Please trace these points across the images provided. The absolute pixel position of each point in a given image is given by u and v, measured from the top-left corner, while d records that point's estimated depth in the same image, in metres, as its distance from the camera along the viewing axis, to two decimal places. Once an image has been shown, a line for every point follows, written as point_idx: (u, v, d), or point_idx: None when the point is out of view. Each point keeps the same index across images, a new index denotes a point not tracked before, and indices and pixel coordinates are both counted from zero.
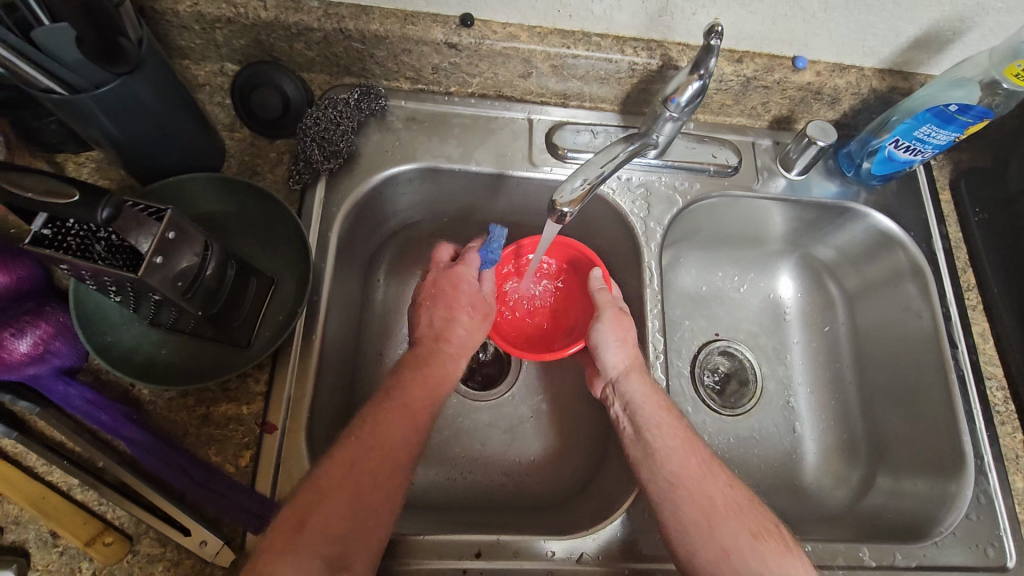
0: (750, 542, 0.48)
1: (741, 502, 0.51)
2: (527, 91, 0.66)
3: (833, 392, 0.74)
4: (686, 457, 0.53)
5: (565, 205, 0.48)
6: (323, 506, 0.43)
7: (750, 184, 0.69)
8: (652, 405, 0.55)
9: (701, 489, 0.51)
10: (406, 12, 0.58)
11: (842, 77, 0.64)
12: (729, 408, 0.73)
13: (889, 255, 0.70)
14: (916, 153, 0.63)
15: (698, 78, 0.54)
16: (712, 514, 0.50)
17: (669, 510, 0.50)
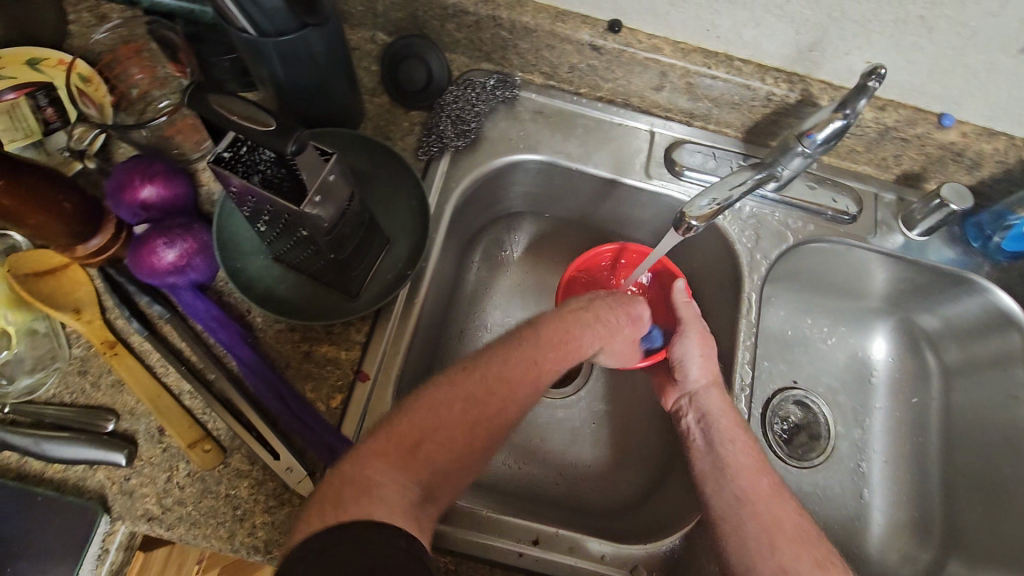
0: (811, 569, 0.48)
1: (808, 531, 0.50)
2: (656, 104, 0.67)
3: (912, 467, 0.70)
4: (756, 479, 0.53)
5: (693, 220, 0.48)
6: (436, 436, 0.45)
7: (866, 235, 0.66)
8: (727, 421, 0.56)
9: (764, 509, 0.51)
10: (558, 10, 0.60)
11: (990, 143, 0.61)
12: (798, 459, 0.71)
13: (1001, 337, 0.65)
14: None
15: (843, 117, 0.53)
16: (774, 536, 0.49)
17: (731, 524, 0.51)
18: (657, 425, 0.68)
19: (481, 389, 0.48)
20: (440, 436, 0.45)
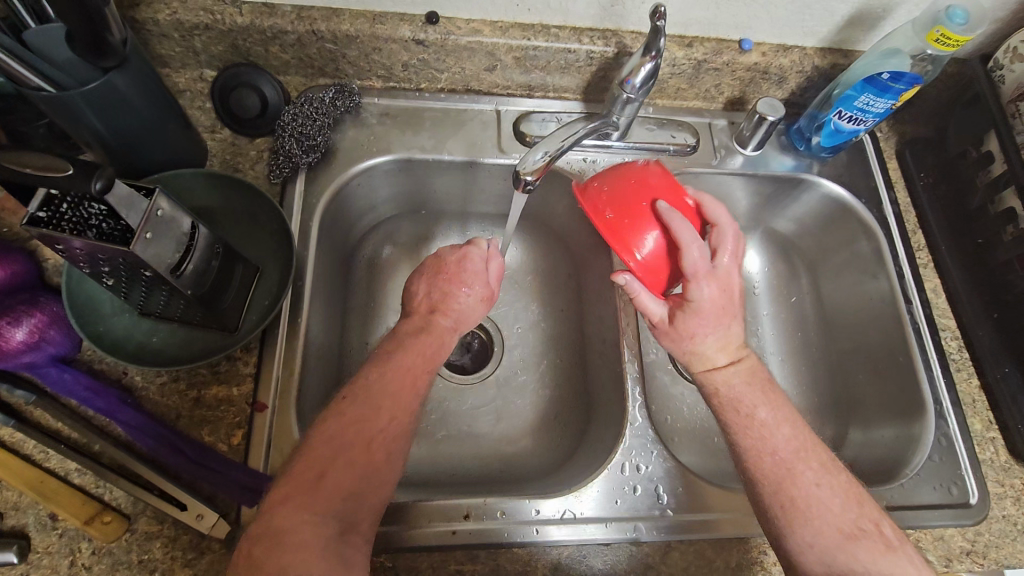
0: (839, 542, 0.48)
1: (835, 502, 0.49)
2: (494, 84, 0.70)
3: (803, 359, 0.77)
4: (772, 453, 0.51)
5: (529, 175, 0.51)
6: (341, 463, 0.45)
7: (709, 161, 0.73)
8: (747, 396, 0.53)
9: (790, 486, 0.50)
10: (375, 13, 0.62)
11: (786, 57, 0.69)
12: None
13: (843, 222, 0.74)
14: (859, 123, 0.67)
15: (650, 60, 0.58)
16: (802, 512, 0.49)
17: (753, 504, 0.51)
18: (571, 382, 0.71)
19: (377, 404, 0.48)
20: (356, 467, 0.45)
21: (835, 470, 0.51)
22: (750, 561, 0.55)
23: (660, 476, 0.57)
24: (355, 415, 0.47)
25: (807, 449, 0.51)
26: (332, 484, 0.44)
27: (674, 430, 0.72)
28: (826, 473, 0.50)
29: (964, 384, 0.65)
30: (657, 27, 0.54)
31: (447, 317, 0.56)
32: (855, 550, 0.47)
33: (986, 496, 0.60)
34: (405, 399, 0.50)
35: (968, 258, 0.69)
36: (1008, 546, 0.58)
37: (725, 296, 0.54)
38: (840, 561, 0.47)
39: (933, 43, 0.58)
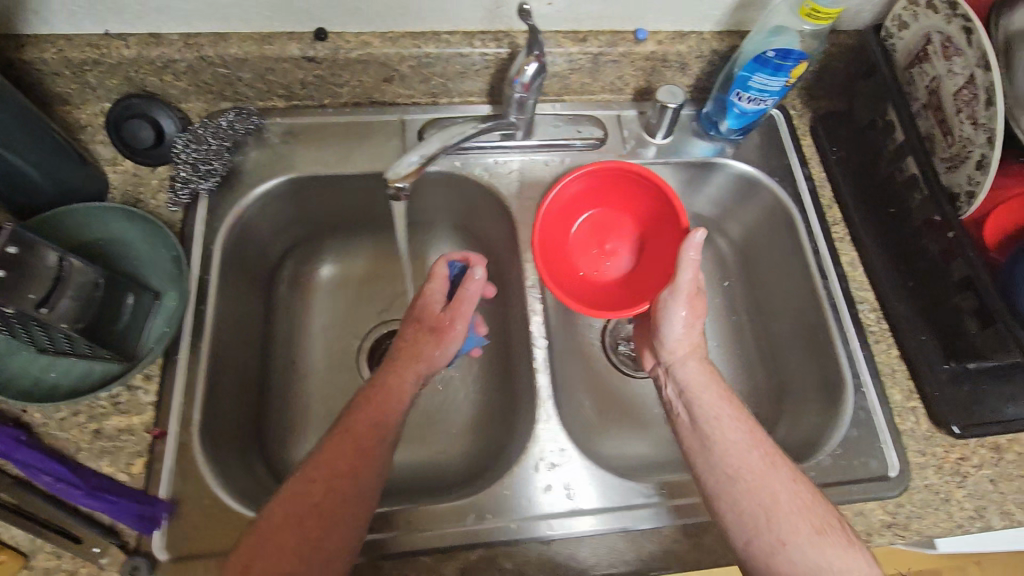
0: (810, 537, 0.49)
1: (803, 498, 0.51)
2: (397, 95, 0.70)
3: (737, 341, 0.75)
4: (745, 453, 0.53)
5: (399, 181, 0.55)
6: (321, 507, 0.47)
7: (617, 151, 0.73)
8: (718, 398, 0.57)
9: (763, 488, 0.51)
10: (262, 34, 0.62)
11: (683, 44, 0.69)
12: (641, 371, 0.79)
13: (760, 202, 0.75)
14: (759, 103, 0.67)
15: (534, 59, 0.59)
16: (777, 510, 0.50)
17: (725, 503, 0.52)
18: (497, 384, 0.71)
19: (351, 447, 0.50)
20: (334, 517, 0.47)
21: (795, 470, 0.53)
22: (661, 550, 0.55)
23: (572, 474, 0.58)
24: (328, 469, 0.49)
25: (769, 450, 0.53)
26: (303, 526, 0.46)
27: (603, 422, 0.74)
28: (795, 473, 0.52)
29: (883, 355, 0.65)
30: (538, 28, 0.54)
31: (415, 364, 0.58)
32: (827, 547, 0.48)
33: (905, 467, 0.60)
34: (375, 439, 0.52)
35: (881, 229, 0.69)
36: (929, 515, 0.58)
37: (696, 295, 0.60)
38: (816, 562, 0.48)
39: (809, 18, 0.57)
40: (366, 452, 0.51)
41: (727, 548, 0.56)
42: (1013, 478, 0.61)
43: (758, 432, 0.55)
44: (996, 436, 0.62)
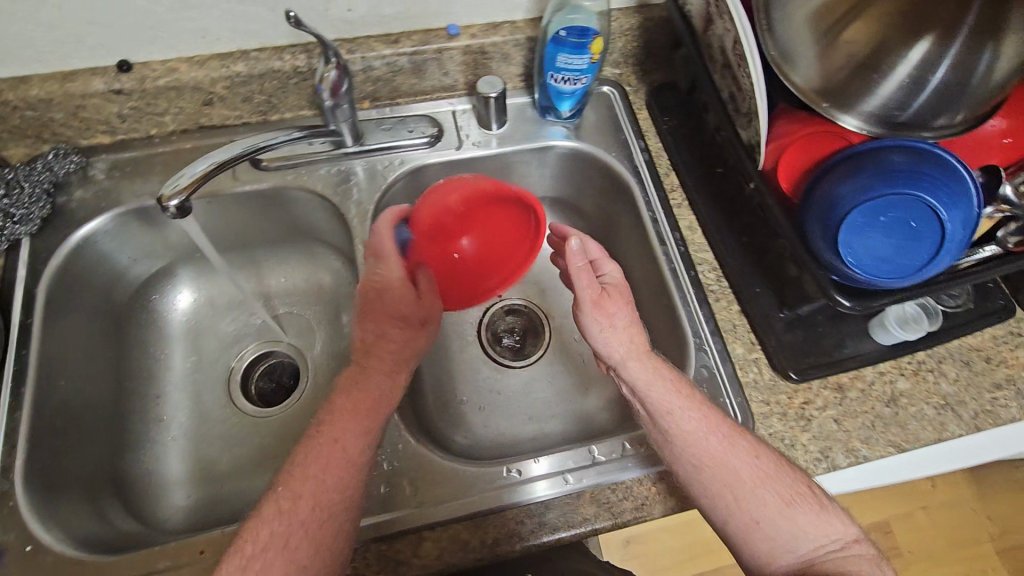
0: (780, 511, 0.51)
1: (768, 472, 0.52)
2: (224, 117, 0.71)
3: None
4: (707, 440, 0.52)
5: (172, 197, 0.52)
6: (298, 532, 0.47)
7: (448, 147, 0.73)
8: (670, 388, 0.54)
9: (731, 473, 0.51)
10: (64, 73, 0.63)
11: (497, 34, 0.70)
12: (523, 360, 0.79)
13: (604, 179, 0.76)
14: (575, 83, 0.68)
15: (333, 66, 0.60)
16: (746, 489, 0.51)
17: (699, 491, 0.52)
18: None
19: (326, 464, 0.49)
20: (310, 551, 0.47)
21: (756, 443, 0.53)
22: (505, 535, 0.54)
23: (410, 470, 0.56)
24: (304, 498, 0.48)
25: (728, 429, 0.53)
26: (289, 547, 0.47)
27: (479, 413, 0.74)
28: (757, 447, 0.53)
29: (724, 312, 0.66)
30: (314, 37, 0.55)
31: (379, 363, 0.54)
32: (798, 515, 0.50)
33: (748, 418, 0.60)
34: (338, 451, 0.50)
35: (713, 190, 0.70)
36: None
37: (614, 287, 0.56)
38: (787, 532, 0.50)
39: None
40: (342, 468, 0.50)
41: (571, 524, 0.55)
42: (857, 415, 0.62)
43: (712, 417, 0.54)
44: (839, 376, 0.63)
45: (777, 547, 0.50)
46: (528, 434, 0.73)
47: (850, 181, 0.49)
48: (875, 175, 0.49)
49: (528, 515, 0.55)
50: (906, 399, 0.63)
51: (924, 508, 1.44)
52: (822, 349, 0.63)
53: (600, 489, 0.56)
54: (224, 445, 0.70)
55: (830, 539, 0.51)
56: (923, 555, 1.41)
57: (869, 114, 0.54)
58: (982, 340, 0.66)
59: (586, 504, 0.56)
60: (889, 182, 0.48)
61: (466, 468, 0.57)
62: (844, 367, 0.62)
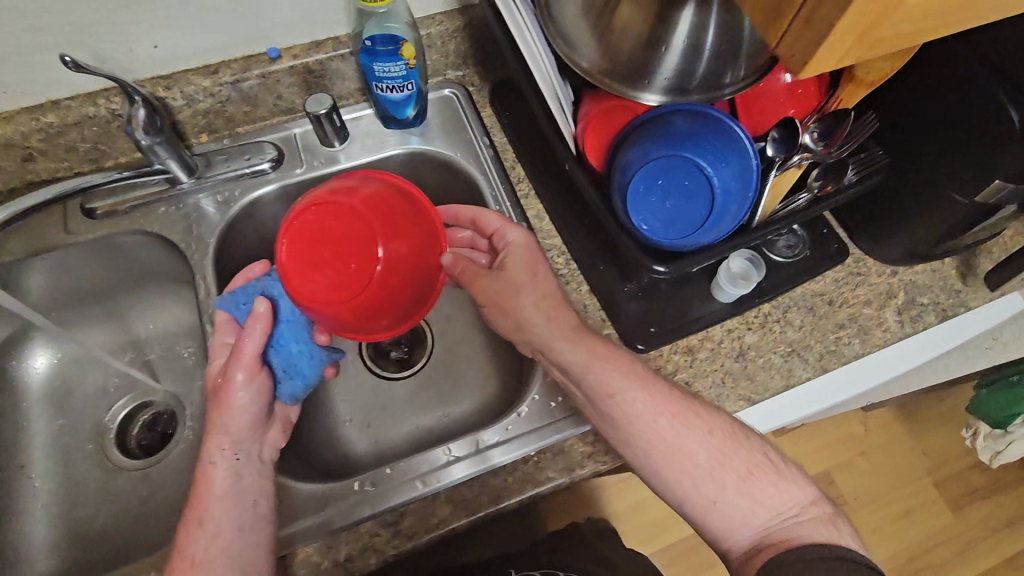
0: (736, 484, 0.53)
1: (722, 447, 0.54)
2: (52, 170, 0.69)
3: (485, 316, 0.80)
4: (655, 416, 0.54)
5: None
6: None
7: (293, 170, 0.73)
8: (609, 367, 0.56)
9: (675, 452, 0.53)
10: None
11: (320, 52, 0.70)
12: (409, 367, 0.79)
13: (456, 180, 0.77)
14: (401, 90, 0.69)
15: (137, 103, 0.60)
16: (699, 468, 0.53)
17: (650, 466, 0.54)
18: None
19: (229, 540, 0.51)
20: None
21: (709, 420, 0.55)
22: (364, 545, 0.55)
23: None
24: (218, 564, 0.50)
25: (681, 408, 0.55)
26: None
27: (362, 428, 0.75)
28: (710, 425, 0.55)
29: (575, 293, 0.67)
30: (105, 78, 0.54)
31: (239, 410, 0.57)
32: (756, 487, 0.53)
33: None
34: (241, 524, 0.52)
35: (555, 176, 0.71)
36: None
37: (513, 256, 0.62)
38: (744, 505, 0.52)
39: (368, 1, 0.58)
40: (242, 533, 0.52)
41: (428, 527, 0.56)
42: (708, 375, 0.64)
43: (662, 400, 0.55)
44: (689, 340, 0.65)
45: (741, 518, 0.52)
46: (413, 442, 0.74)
47: (633, 148, 0.51)
48: (660, 140, 0.51)
49: (384, 524, 0.56)
50: (755, 352, 0.65)
51: (863, 451, 1.48)
52: (670, 315, 0.65)
53: (454, 487, 0.57)
54: (102, 502, 0.70)
55: (791, 508, 0.52)
56: (867, 497, 1.45)
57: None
58: (825, 284, 0.69)
59: (441, 504, 0.57)
60: (669, 147, 0.50)
61: (321, 487, 0.58)
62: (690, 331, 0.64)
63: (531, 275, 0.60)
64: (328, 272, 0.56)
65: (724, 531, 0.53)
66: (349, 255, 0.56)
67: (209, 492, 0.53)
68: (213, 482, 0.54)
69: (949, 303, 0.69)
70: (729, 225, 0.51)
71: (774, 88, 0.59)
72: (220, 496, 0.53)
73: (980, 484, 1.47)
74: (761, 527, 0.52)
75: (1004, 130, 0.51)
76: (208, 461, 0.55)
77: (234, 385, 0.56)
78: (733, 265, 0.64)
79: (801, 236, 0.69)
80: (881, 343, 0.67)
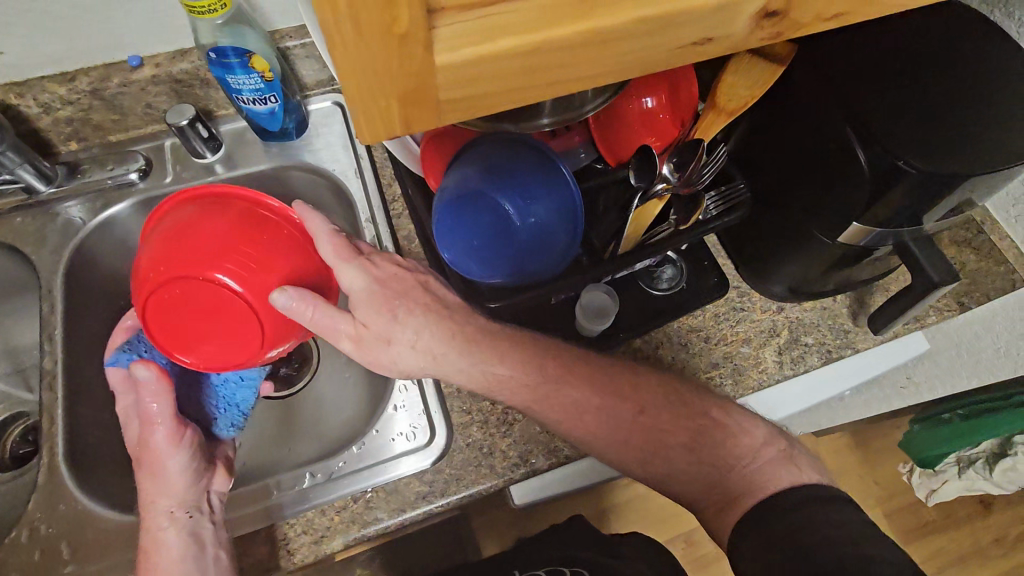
0: (687, 445, 0.55)
1: (670, 416, 0.55)
2: None
3: None
4: (551, 403, 0.54)
5: None
6: None
7: (161, 182, 0.70)
8: (488, 365, 0.55)
9: (638, 427, 0.55)
10: None
11: (186, 61, 0.66)
12: (286, 389, 0.74)
13: (337, 197, 0.73)
14: (263, 102, 0.66)
15: None
16: (632, 440, 0.55)
17: (608, 442, 0.56)
18: None
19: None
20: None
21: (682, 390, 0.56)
22: None
23: (70, 531, 0.54)
24: None
25: (629, 385, 0.56)
26: None
27: None
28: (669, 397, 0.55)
29: None
30: None
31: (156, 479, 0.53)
32: (711, 448, 0.54)
33: (448, 426, 0.59)
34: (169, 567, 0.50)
35: None
36: (471, 473, 0.58)
37: (362, 302, 0.53)
38: (716, 459, 0.54)
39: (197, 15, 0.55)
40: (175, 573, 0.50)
41: (245, 569, 0.54)
42: None
43: (610, 375, 0.56)
44: None
45: (700, 479, 0.54)
46: (281, 457, 0.69)
47: (450, 173, 0.52)
48: (475, 170, 0.52)
49: None
50: None
51: None
52: None
53: (277, 525, 0.55)
54: None
55: (750, 456, 0.53)
56: None
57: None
58: (704, 320, 0.65)
59: (261, 543, 0.54)
60: (484, 178, 0.52)
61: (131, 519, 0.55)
62: None
63: (391, 307, 0.54)
64: (201, 319, 0.54)
65: (696, 490, 0.54)
66: (207, 295, 0.53)
67: (156, 563, 0.50)
68: (159, 551, 0.50)
69: (836, 344, 0.65)
70: (555, 254, 0.52)
71: (631, 112, 0.58)
72: (164, 563, 0.50)
73: (931, 518, 1.41)
74: (730, 483, 0.52)
75: (855, 169, 0.49)
76: (148, 531, 0.52)
77: (161, 442, 0.54)
78: (591, 299, 0.61)
79: (680, 267, 0.65)
80: (756, 385, 0.64)
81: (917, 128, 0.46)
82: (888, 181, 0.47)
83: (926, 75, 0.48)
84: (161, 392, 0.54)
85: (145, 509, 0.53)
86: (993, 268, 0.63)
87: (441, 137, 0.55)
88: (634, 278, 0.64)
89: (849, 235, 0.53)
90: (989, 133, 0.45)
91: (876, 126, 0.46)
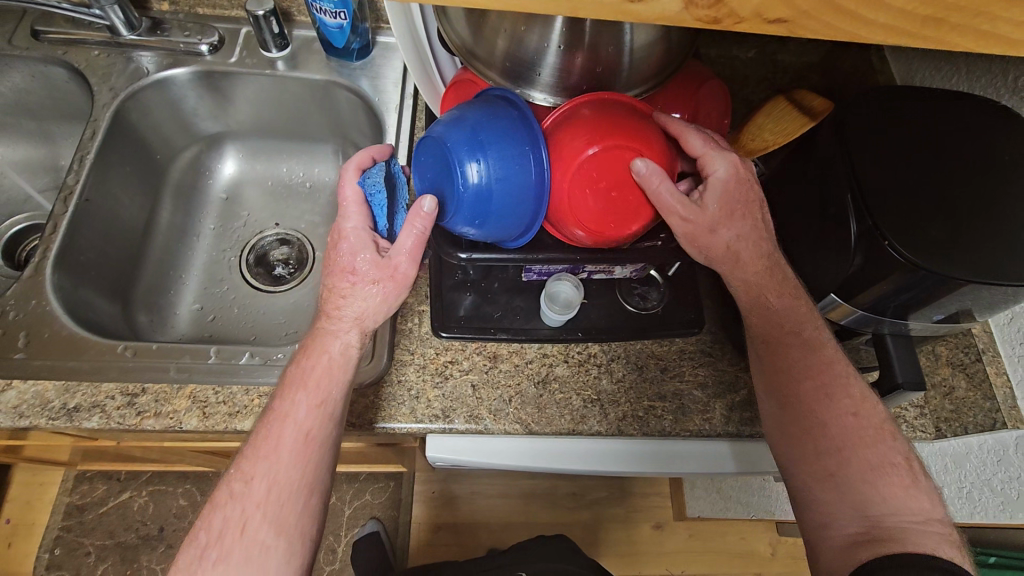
0: (864, 469, 0.48)
1: (866, 428, 0.50)
2: None
3: None
4: (817, 359, 0.53)
5: None
6: (281, 473, 0.49)
7: (225, 60, 0.75)
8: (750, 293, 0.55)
9: (821, 418, 0.51)
10: None
11: None
12: (273, 283, 0.78)
13: (374, 121, 0.76)
14: (334, 16, 0.69)
15: None
16: (823, 426, 0.51)
17: (807, 408, 0.51)
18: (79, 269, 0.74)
19: (314, 406, 0.51)
20: (320, 457, 0.50)
21: (844, 393, 0.51)
22: (92, 403, 0.56)
23: (31, 325, 0.59)
24: (298, 428, 0.50)
25: (812, 364, 0.52)
26: (250, 473, 0.49)
27: (196, 312, 0.75)
28: (827, 393, 0.51)
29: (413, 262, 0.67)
30: None
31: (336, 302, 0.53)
32: (881, 480, 0.48)
33: (393, 355, 0.62)
34: (325, 383, 0.52)
35: None
36: (390, 407, 0.59)
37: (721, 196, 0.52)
38: (875, 494, 0.47)
39: None
40: (318, 390, 0.51)
41: (158, 415, 0.56)
42: (498, 387, 0.61)
43: (799, 362, 0.52)
44: (498, 346, 0.63)
45: (837, 509, 0.48)
46: (244, 341, 0.73)
47: (447, 113, 0.51)
48: (464, 134, 0.49)
49: (121, 393, 0.56)
50: (558, 385, 0.62)
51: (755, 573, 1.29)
52: (485, 316, 0.62)
53: (202, 388, 0.57)
54: None
55: (916, 513, 0.46)
56: None
57: (548, 85, 0.55)
58: (667, 350, 0.64)
59: (182, 398, 0.57)
60: (469, 149, 0.49)
61: (85, 334, 0.60)
62: (493, 338, 0.61)
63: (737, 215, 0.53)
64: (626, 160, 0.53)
65: (825, 516, 0.48)
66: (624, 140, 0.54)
67: (324, 368, 0.52)
68: (327, 359, 0.52)
69: None
70: (522, 223, 0.52)
71: None
72: (326, 375, 0.52)
73: None
74: (859, 530, 0.46)
75: (845, 242, 0.48)
76: (327, 340, 0.53)
77: (400, 275, 0.52)
78: (557, 290, 0.62)
79: (662, 293, 0.64)
80: (695, 431, 0.61)
81: (918, 218, 0.45)
82: (877, 262, 0.45)
83: (945, 177, 0.47)
84: (422, 238, 0.51)
85: (332, 319, 0.53)
86: (979, 399, 0.59)
87: (459, 87, 0.59)
88: (613, 288, 0.64)
89: (828, 307, 0.53)
90: (991, 246, 0.44)
91: (874, 202, 0.45)
